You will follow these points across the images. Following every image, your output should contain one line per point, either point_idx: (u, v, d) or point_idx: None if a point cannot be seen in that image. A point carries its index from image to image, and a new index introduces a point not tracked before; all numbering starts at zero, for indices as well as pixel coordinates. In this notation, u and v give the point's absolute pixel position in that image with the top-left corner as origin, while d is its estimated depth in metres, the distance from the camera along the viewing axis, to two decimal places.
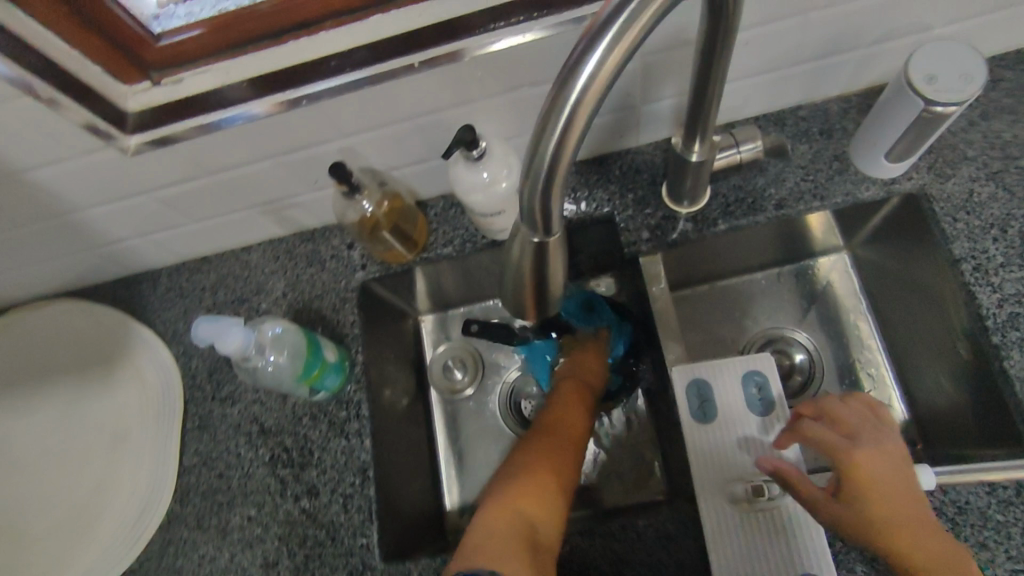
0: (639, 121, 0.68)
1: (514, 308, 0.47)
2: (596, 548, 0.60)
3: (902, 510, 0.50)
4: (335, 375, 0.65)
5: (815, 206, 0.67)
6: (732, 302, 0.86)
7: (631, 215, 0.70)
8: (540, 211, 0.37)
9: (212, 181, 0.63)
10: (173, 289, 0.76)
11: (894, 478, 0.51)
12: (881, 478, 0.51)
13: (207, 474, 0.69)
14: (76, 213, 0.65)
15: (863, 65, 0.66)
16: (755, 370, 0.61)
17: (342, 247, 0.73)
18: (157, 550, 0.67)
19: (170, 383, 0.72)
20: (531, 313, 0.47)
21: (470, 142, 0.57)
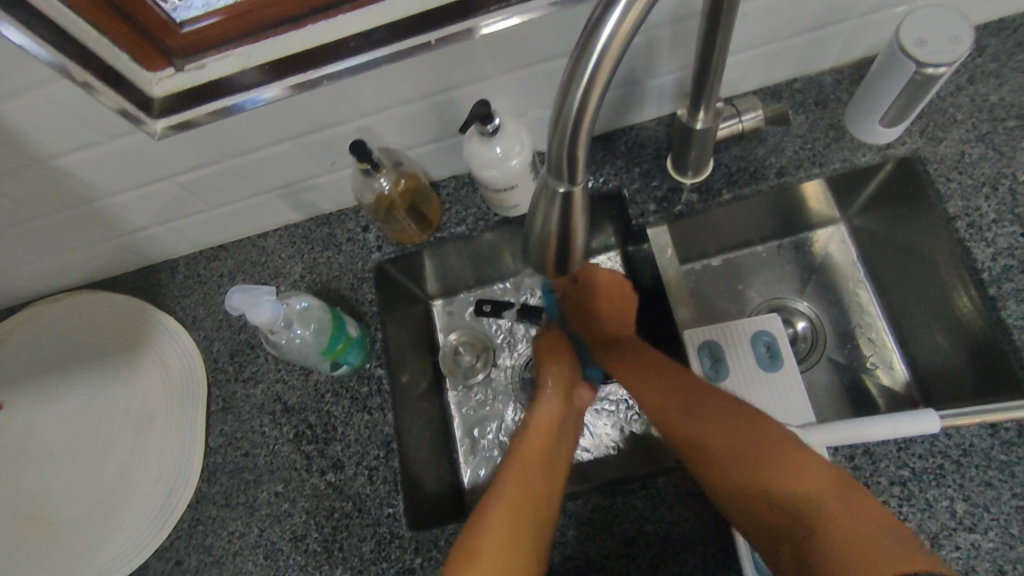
0: (643, 97, 0.71)
1: (538, 268, 0.49)
2: (619, 506, 0.62)
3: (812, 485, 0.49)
4: (357, 350, 0.66)
5: (815, 172, 0.70)
6: (735, 274, 0.89)
7: (638, 188, 0.72)
8: (566, 163, 0.39)
9: (233, 166, 0.65)
10: (191, 277, 0.78)
11: (795, 457, 0.51)
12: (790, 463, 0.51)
13: (233, 454, 0.70)
14: (99, 201, 0.66)
15: (854, 37, 0.69)
16: (763, 330, 0.66)
17: (357, 230, 0.75)
18: (187, 528, 0.68)
19: (193, 367, 0.73)
20: (553, 271, 0.49)
21: (485, 117, 0.59)
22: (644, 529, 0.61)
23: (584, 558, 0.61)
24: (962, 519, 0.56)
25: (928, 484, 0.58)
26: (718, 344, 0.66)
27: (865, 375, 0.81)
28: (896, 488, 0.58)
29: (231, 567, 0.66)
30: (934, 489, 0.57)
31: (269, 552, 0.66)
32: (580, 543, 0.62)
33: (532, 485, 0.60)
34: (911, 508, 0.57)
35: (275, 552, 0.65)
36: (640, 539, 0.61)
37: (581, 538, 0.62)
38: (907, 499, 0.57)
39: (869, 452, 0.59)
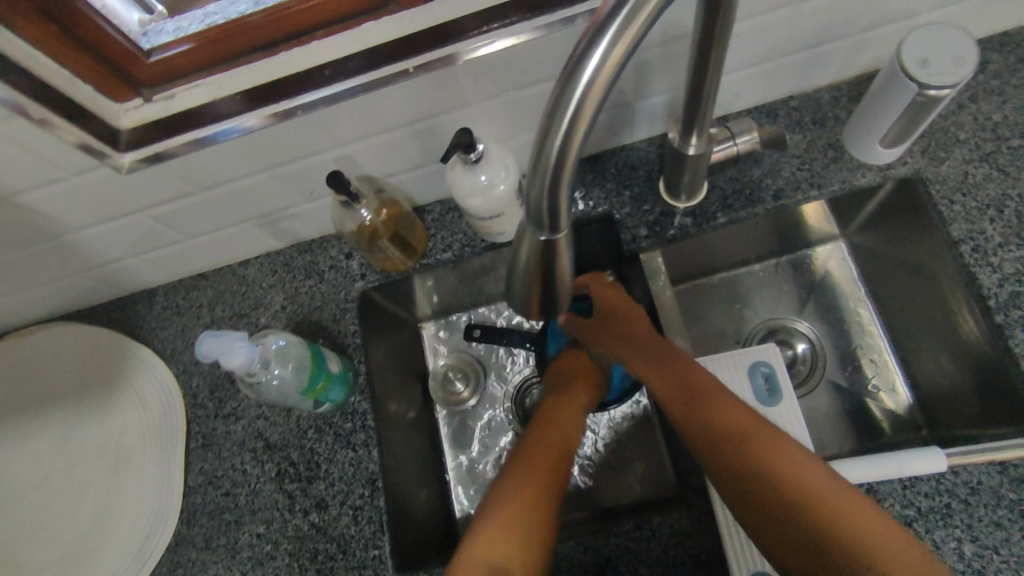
0: (633, 118, 0.68)
1: (523, 311, 0.47)
2: (612, 548, 0.60)
3: (831, 500, 0.49)
4: (339, 386, 0.64)
5: (813, 194, 0.67)
6: (732, 294, 0.86)
7: (630, 212, 0.69)
8: (547, 211, 0.37)
9: (207, 197, 0.63)
10: (169, 308, 0.75)
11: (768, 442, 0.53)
12: (799, 475, 0.50)
13: (213, 493, 0.67)
14: (69, 235, 0.64)
15: (852, 54, 0.66)
16: (760, 361, 0.63)
17: (340, 257, 0.73)
18: (166, 572, 0.65)
19: (172, 402, 0.71)
20: (538, 314, 0.46)
21: (468, 146, 0.56)
22: (639, 572, 0.59)
23: None
24: (970, 562, 0.54)
25: (935, 524, 0.55)
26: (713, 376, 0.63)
27: (867, 399, 0.79)
28: None
29: None
30: (941, 530, 0.55)
31: None
32: None
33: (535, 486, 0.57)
34: None
35: None
36: None
37: None
38: None
39: (871, 491, 0.57)
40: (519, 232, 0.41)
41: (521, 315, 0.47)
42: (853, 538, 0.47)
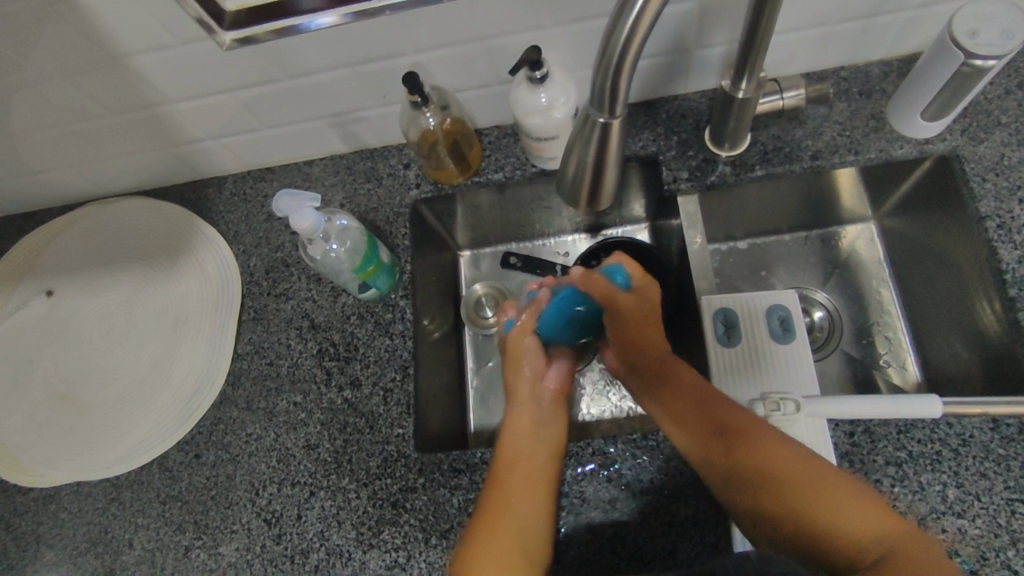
0: (690, 66, 0.72)
1: (571, 203, 0.54)
2: (621, 452, 0.64)
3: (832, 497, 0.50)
4: (386, 275, 0.69)
5: (850, 159, 0.71)
6: (759, 259, 0.90)
7: (674, 155, 0.74)
8: (609, 94, 0.43)
9: (290, 86, 0.69)
10: (237, 194, 0.82)
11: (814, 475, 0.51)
12: (796, 471, 0.51)
13: (259, 361, 0.74)
14: (163, 107, 0.70)
15: (907, 30, 0.69)
16: (778, 304, 0.67)
17: (398, 166, 0.78)
18: (209, 425, 0.72)
19: (230, 278, 0.77)
20: (585, 203, 0.53)
21: (534, 63, 0.61)
22: (640, 476, 0.63)
23: (578, 497, 0.63)
24: (952, 505, 0.57)
25: (923, 468, 0.59)
26: (733, 312, 0.67)
27: (874, 371, 0.82)
28: (891, 468, 0.59)
29: (247, 464, 0.70)
30: (928, 474, 0.58)
31: (282, 455, 0.70)
32: (577, 482, 0.63)
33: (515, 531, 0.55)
34: (903, 488, 0.58)
35: (287, 456, 0.69)
36: (635, 486, 0.63)
37: (579, 478, 0.64)
38: (900, 480, 0.59)
39: (868, 431, 0.61)
40: (579, 124, 0.47)
41: (570, 204, 0.54)
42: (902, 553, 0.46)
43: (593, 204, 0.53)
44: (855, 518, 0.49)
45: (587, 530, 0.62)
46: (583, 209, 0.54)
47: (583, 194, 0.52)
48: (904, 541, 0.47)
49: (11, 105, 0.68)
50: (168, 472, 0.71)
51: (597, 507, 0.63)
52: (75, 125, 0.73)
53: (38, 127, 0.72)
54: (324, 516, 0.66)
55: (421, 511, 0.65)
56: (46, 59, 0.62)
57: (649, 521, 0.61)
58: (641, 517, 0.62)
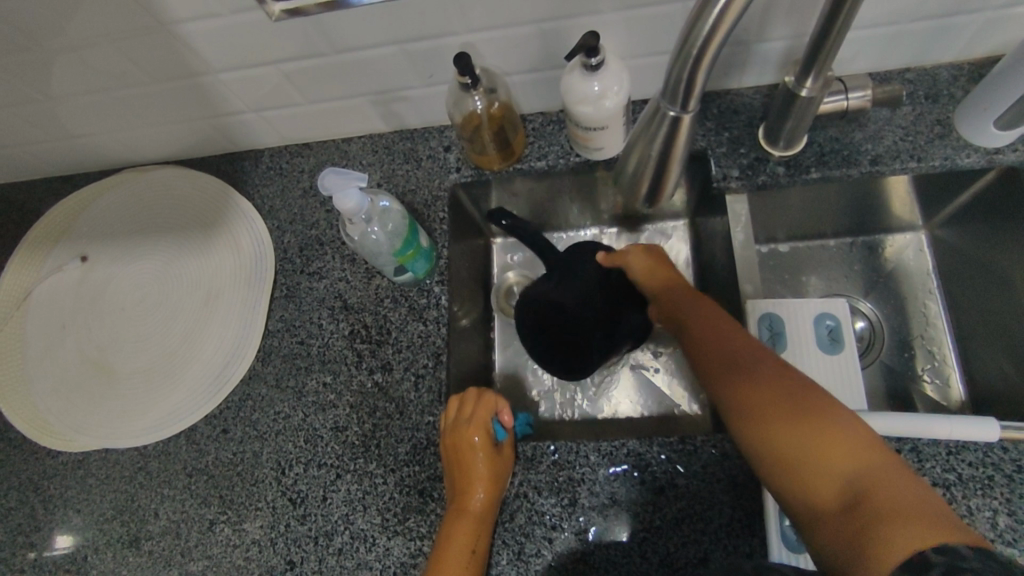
0: (748, 60, 0.69)
1: (626, 196, 0.52)
2: (656, 456, 0.62)
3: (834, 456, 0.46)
4: (424, 260, 0.68)
5: (911, 166, 0.68)
6: (800, 263, 0.88)
7: (725, 152, 0.71)
8: (684, 87, 0.41)
9: (336, 62, 0.67)
10: (273, 169, 0.81)
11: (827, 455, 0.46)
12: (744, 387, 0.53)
13: (290, 339, 0.73)
14: (206, 77, 0.69)
15: (984, 33, 0.65)
16: (827, 313, 0.65)
17: (439, 149, 0.77)
18: (237, 401, 0.72)
19: (264, 254, 0.76)
20: (643, 198, 0.51)
21: (591, 49, 0.58)
22: (674, 481, 0.61)
23: (609, 498, 0.62)
24: (1002, 532, 0.55)
25: (972, 492, 0.57)
26: (778, 319, 0.65)
27: (912, 385, 0.79)
28: (939, 489, 0.57)
29: (274, 442, 0.70)
30: (978, 498, 0.56)
31: (309, 436, 0.69)
32: (609, 482, 0.62)
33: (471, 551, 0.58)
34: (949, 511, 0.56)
35: (315, 437, 0.69)
36: (668, 491, 0.61)
37: (611, 478, 0.62)
38: (947, 502, 0.57)
39: (916, 450, 0.58)
40: (646, 118, 0.45)
41: (628, 197, 0.52)
42: (874, 512, 0.42)
43: (653, 200, 0.51)
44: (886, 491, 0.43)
45: (616, 532, 0.61)
46: (640, 203, 0.53)
47: (644, 190, 0.50)
48: (889, 496, 0.42)
49: (54, 68, 0.68)
50: (195, 445, 0.71)
51: (628, 509, 0.61)
52: (116, 91, 0.72)
53: (79, 91, 0.71)
54: (350, 500, 0.66)
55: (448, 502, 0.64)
56: (92, 22, 0.61)
57: (681, 529, 0.60)
58: (673, 524, 0.60)
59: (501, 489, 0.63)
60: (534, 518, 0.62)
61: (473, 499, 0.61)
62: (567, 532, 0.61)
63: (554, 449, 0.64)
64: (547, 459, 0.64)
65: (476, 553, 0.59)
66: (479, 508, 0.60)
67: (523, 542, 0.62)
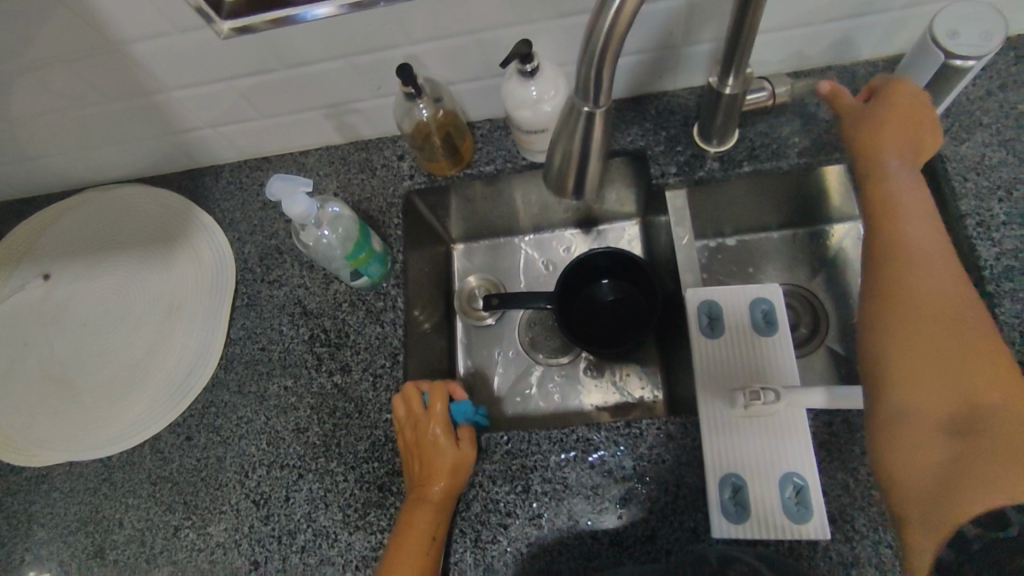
0: (679, 63, 0.73)
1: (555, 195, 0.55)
2: (604, 440, 0.65)
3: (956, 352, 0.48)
4: (378, 263, 0.70)
5: (835, 156, 0.72)
6: (748, 257, 0.92)
7: (663, 151, 0.75)
8: (593, 83, 0.44)
9: (286, 76, 0.70)
10: (233, 183, 0.84)
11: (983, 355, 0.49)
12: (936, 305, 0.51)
13: (252, 346, 0.75)
14: (160, 94, 0.71)
15: (893, 32, 0.71)
16: (761, 298, 0.68)
17: (392, 158, 0.80)
18: (200, 408, 0.74)
19: (225, 264, 0.79)
20: (570, 196, 0.54)
21: (525, 56, 0.62)
22: (622, 463, 0.64)
23: (561, 483, 0.64)
24: None
25: None
26: (716, 305, 0.68)
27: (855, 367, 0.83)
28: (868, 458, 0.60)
29: (237, 446, 0.71)
30: None
31: (271, 439, 0.71)
32: (560, 467, 0.65)
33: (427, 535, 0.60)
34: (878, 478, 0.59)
35: (277, 439, 0.71)
36: (617, 473, 0.64)
37: (562, 464, 0.65)
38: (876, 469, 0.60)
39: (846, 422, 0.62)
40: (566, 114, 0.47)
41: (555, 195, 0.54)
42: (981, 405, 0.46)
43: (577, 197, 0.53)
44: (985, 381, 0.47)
45: (568, 515, 0.63)
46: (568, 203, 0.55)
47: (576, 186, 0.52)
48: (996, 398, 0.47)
49: (9, 89, 0.70)
50: (159, 453, 0.73)
51: (579, 492, 0.64)
52: (74, 111, 0.74)
53: (37, 113, 0.74)
54: (312, 499, 0.68)
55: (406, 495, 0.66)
56: (45, 45, 0.64)
57: (630, 508, 0.62)
58: (623, 504, 0.63)
59: (462, 476, 0.65)
60: (489, 505, 0.64)
61: (429, 492, 0.62)
62: (521, 518, 0.63)
63: (507, 439, 0.66)
64: (501, 448, 0.66)
65: (437, 539, 0.61)
66: (436, 502, 0.62)
67: (479, 530, 0.64)
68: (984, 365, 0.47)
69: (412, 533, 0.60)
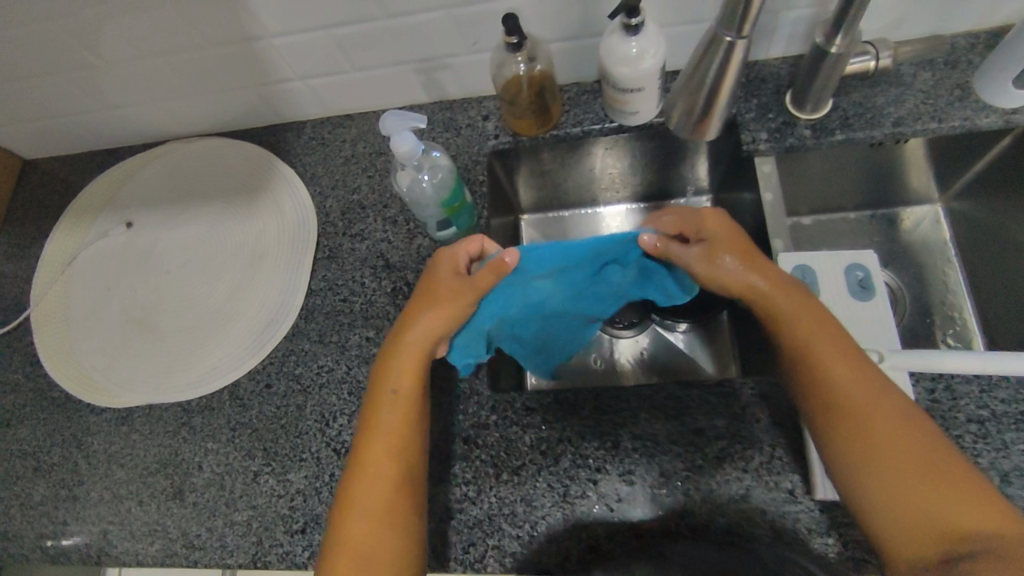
0: (776, 28, 0.73)
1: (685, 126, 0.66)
2: (695, 398, 0.64)
3: (896, 450, 0.50)
4: (468, 214, 0.71)
5: (933, 127, 0.71)
6: (822, 235, 0.91)
7: (754, 117, 0.74)
8: None
9: (386, 26, 0.70)
10: (315, 139, 0.84)
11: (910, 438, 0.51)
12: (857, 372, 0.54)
13: (333, 298, 0.75)
14: (258, 41, 0.72)
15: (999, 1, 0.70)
16: (857, 263, 0.67)
17: (477, 118, 0.80)
18: (280, 357, 0.73)
19: (306, 217, 0.79)
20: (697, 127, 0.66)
21: (632, 10, 0.61)
22: (715, 423, 0.63)
23: (652, 440, 0.63)
24: None
25: (1005, 427, 0.58)
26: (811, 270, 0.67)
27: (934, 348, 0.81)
28: (973, 425, 0.59)
29: (318, 395, 0.71)
30: (1011, 433, 0.58)
31: (353, 388, 0.70)
32: (651, 425, 0.64)
33: (402, 420, 0.58)
34: (984, 446, 0.58)
35: (359, 389, 0.70)
36: (709, 432, 0.63)
37: (653, 421, 0.64)
38: (982, 436, 0.58)
39: (950, 388, 0.60)
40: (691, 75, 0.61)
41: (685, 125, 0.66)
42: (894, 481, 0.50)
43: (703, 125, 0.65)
44: (894, 446, 0.50)
45: (660, 471, 0.62)
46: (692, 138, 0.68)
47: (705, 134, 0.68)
48: (918, 453, 0.50)
49: (112, 31, 0.70)
50: (238, 400, 0.72)
51: (671, 450, 0.63)
52: (169, 57, 0.75)
53: (134, 58, 0.74)
54: None
55: (492, 448, 0.66)
56: None
57: (723, 468, 0.61)
58: (716, 463, 0.62)
59: (449, 317, 0.60)
60: (577, 461, 0.64)
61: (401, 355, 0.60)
62: (611, 473, 0.63)
63: (595, 396, 0.66)
64: (590, 404, 0.66)
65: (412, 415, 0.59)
66: (410, 365, 0.59)
67: (568, 485, 0.63)
68: (947, 490, 0.48)
69: (384, 417, 0.58)
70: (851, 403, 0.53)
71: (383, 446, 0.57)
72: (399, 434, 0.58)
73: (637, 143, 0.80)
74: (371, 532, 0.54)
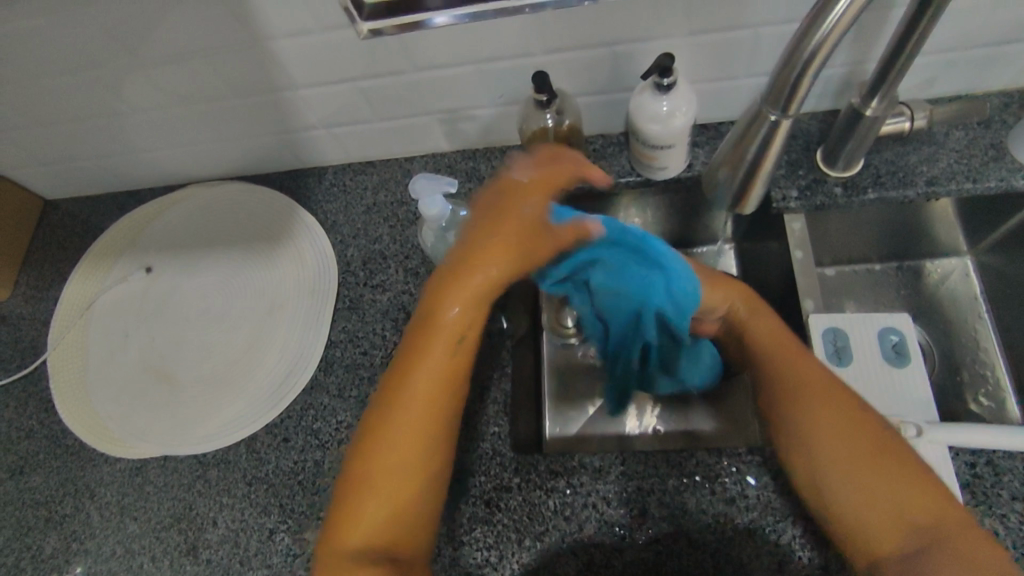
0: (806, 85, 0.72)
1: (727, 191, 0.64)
2: (725, 466, 0.62)
3: (884, 459, 0.52)
4: None
5: (967, 187, 0.70)
6: (847, 287, 0.89)
7: (783, 173, 0.73)
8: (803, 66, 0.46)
9: (413, 79, 0.70)
10: (336, 186, 0.84)
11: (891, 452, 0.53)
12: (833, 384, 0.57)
13: (353, 349, 0.74)
14: (286, 92, 0.72)
15: None
16: (891, 327, 0.66)
17: (500, 168, 0.79)
18: (299, 410, 0.72)
19: (327, 265, 0.78)
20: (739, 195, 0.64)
21: (664, 70, 0.61)
22: (745, 492, 0.61)
23: (680, 509, 0.61)
24: None
25: None
26: (843, 333, 0.66)
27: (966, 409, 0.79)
28: (1017, 503, 0.57)
29: (336, 451, 0.70)
30: None
31: None
32: (679, 492, 0.62)
33: (418, 410, 0.55)
34: None
35: None
36: (740, 501, 0.61)
37: (682, 488, 0.62)
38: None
39: (991, 463, 0.58)
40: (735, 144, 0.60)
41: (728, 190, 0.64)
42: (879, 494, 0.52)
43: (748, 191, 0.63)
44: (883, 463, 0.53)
45: (688, 542, 0.60)
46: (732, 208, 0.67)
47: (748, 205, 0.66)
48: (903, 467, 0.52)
49: (141, 82, 0.71)
50: (255, 453, 0.71)
51: (700, 520, 0.61)
52: (196, 106, 0.75)
53: (161, 107, 0.75)
54: None
55: (515, 512, 0.63)
56: (189, 38, 0.64)
57: (754, 541, 0.59)
58: (747, 535, 0.60)
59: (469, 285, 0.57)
60: (603, 528, 0.62)
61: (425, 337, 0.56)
62: (638, 543, 0.61)
63: (622, 460, 0.64)
64: (616, 469, 0.64)
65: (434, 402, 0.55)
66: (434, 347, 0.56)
67: (593, 554, 0.61)
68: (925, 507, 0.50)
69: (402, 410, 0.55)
70: (822, 427, 0.55)
71: (412, 391, 0.55)
72: (420, 422, 0.55)
73: (662, 196, 0.79)
74: (395, 459, 0.53)
